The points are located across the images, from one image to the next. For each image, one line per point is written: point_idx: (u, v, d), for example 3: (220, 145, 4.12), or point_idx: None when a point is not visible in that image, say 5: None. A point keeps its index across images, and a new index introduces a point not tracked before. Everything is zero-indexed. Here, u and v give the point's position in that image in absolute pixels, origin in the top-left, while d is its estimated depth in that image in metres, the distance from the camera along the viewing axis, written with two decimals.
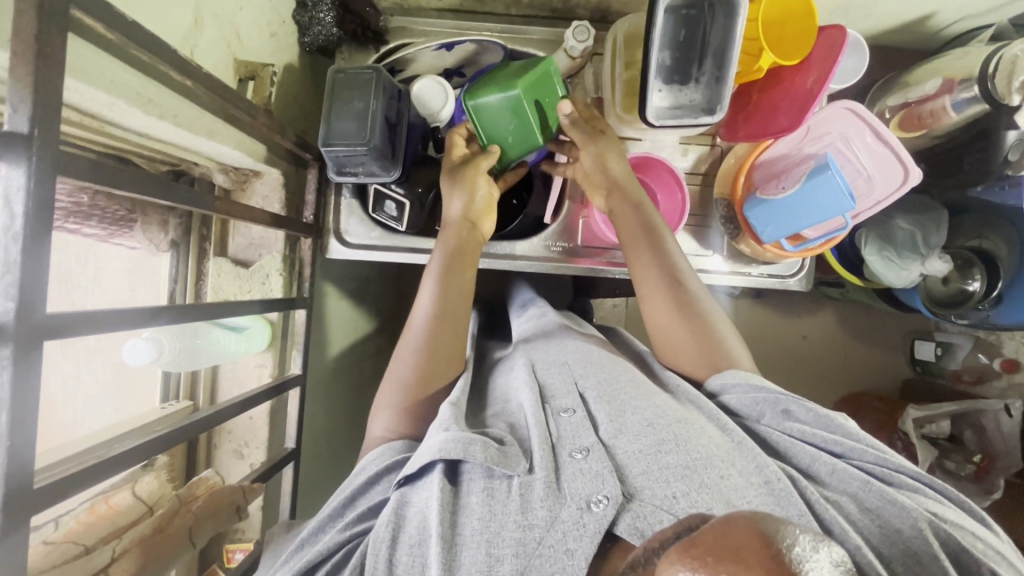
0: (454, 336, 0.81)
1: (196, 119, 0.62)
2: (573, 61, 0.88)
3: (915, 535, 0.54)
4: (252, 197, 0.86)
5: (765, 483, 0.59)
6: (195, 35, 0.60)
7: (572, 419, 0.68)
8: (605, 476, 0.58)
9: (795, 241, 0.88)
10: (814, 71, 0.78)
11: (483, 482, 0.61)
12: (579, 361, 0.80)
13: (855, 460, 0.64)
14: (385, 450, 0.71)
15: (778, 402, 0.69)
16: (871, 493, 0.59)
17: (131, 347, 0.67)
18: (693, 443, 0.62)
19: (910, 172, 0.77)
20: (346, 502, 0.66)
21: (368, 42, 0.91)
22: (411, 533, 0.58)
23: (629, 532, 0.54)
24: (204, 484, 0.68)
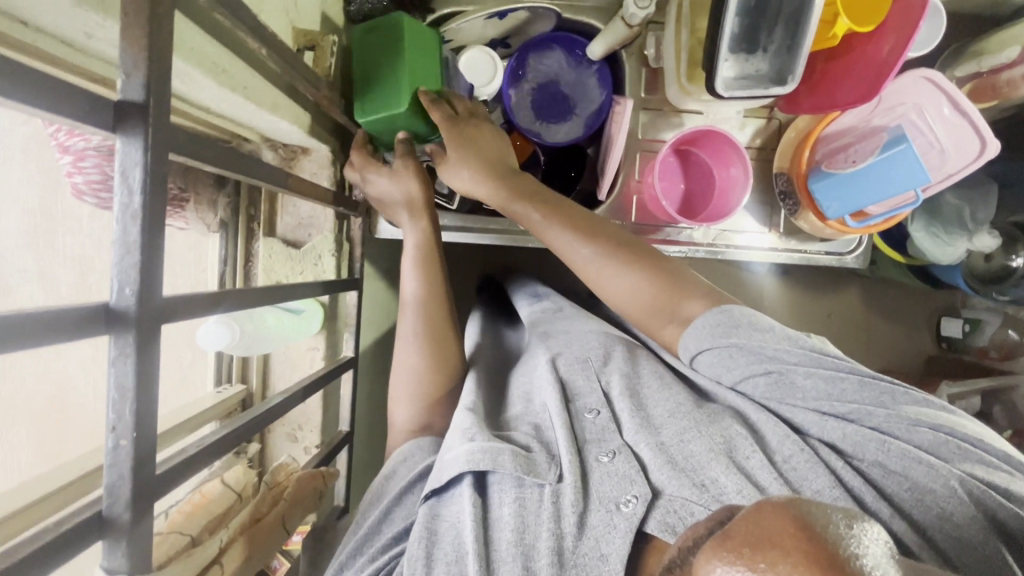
0: (444, 327, 0.79)
1: (263, 92, 0.58)
2: (632, 29, 0.84)
3: (949, 500, 0.52)
4: (300, 174, 0.83)
5: (785, 460, 0.57)
6: (261, 0, 0.57)
7: (598, 420, 0.66)
8: (634, 477, 0.58)
9: (858, 217, 0.86)
10: (890, 39, 0.75)
11: (514, 492, 0.59)
12: (599, 354, 0.76)
13: (867, 418, 0.58)
14: (412, 449, 0.70)
15: (771, 370, 0.61)
16: (892, 455, 0.55)
17: (205, 330, 0.66)
18: (714, 430, 0.60)
19: (988, 144, 0.74)
20: (380, 517, 0.64)
21: (415, 11, 0.87)
22: (446, 550, 0.56)
23: (662, 530, 0.53)
24: (283, 471, 0.67)
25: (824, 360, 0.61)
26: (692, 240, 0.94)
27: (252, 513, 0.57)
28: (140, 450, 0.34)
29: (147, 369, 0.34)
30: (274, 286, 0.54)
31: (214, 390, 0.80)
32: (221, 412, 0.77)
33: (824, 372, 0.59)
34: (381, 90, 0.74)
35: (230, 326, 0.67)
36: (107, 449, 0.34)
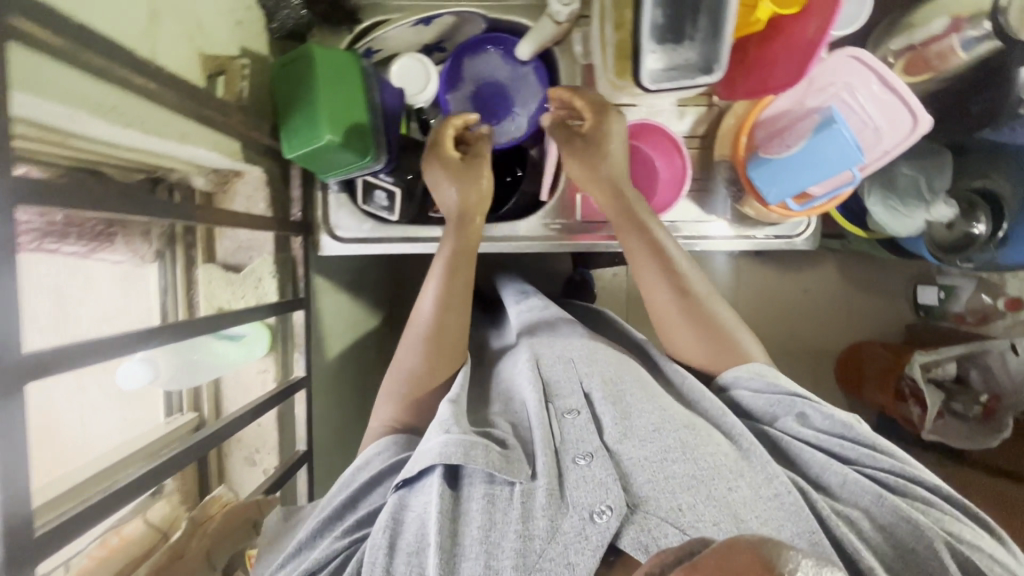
0: (455, 336, 0.77)
1: (167, 124, 0.58)
2: (559, 26, 0.82)
3: (928, 555, 0.55)
4: (235, 198, 0.83)
5: (774, 495, 0.60)
6: (154, 32, 0.56)
7: (577, 422, 0.67)
8: (609, 485, 0.58)
9: (801, 199, 0.85)
10: (816, 18, 0.73)
11: (484, 487, 0.61)
12: (585, 356, 0.75)
13: (867, 466, 0.64)
14: (390, 443, 0.71)
15: (794, 404, 0.70)
16: (883, 507, 0.59)
17: (124, 368, 0.66)
18: (702, 452, 0.62)
19: (919, 119, 0.74)
20: (347, 501, 0.65)
21: (340, 23, 0.86)
22: (409, 540, 0.57)
23: (633, 548, 0.55)
24: (216, 504, 0.72)
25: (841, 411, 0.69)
26: None
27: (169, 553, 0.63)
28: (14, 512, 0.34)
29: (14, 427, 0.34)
30: (185, 321, 0.56)
31: (164, 422, 0.80)
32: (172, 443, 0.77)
33: (841, 418, 0.67)
34: (299, 113, 0.72)
35: (150, 361, 0.68)
36: None
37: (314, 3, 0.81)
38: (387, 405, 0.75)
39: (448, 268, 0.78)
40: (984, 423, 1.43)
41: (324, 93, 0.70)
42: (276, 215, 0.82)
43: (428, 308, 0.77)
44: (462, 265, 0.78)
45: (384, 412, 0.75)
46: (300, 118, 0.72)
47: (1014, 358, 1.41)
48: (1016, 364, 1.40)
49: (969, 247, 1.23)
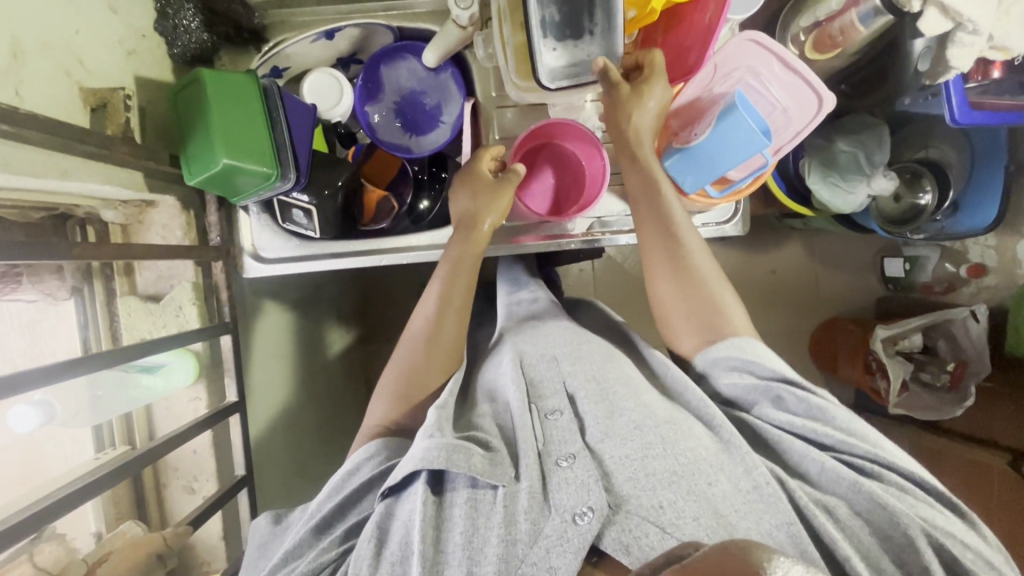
0: (453, 337, 0.81)
1: (41, 162, 0.58)
2: (464, 31, 0.82)
3: (905, 543, 0.56)
4: (151, 228, 0.82)
5: (754, 487, 0.61)
6: (17, 70, 0.55)
7: (559, 423, 0.69)
8: (590, 486, 0.60)
9: (721, 185, 0.84)
10: (711, 4, 0.73)
11: (468, 492, 0.63)
12: (568, 354, 0.78)
13: (843, 452, 0.64)
14: (370, 450, 0.72)
15: (770, 389, 0.69)
16: (860, 495, 0.60)
17: (15, 414, 0.66)
18: (681, 447, 0.63)
19: (823, 97, 0.74)
20: (336, 509, 0.67)
21: (246, 43, 0.85)
22: (394, 549, 0.60)
23: (614, 547, 0.56)
24: (122, 537, 0.74)
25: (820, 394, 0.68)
26: (570, 232, 0.92)
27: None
28: None
29: None
30: (110, 351, 0.62)
31: (93, 457, 0.79)
32: None
33: (817, 400, 0.67)
34: (196, 141, 0.71)
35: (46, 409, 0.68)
36: None
37: (214, 25, 0.81)
38: (380, 406, 0.79)
39: (444, 292, 0.81)
40: (954, 392, 1.42)
41: (216, 120, 0.70)
42: (191, 242, 0.81)
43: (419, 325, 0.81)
44: (462, 274, 0.81)
45: (378, 412, 0.78)
46: (197, 145, 0.72)
47: (976, 325, 1.38)
48: (978, 332, 1.36)
49: (919, 218, 1.24)
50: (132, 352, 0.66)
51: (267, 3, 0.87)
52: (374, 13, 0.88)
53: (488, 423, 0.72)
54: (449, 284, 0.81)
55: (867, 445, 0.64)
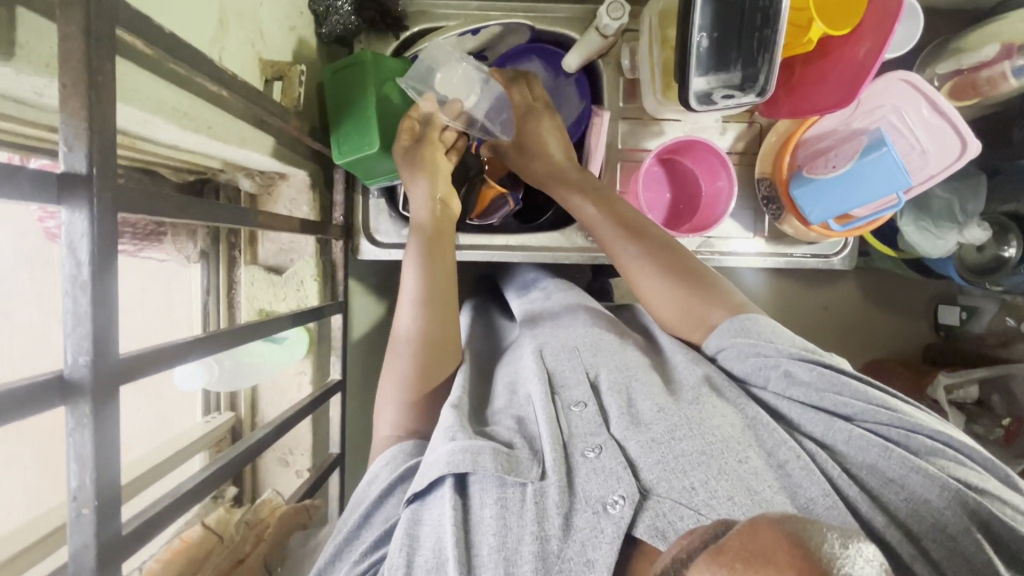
0: (449, 301, 0.72)
1: (229, 129, 0.58)
2: (606, 39, 0.82)
3: (950, 514, 0.50)
4: (279, 201, 0.83)
5: (780, 466, 0.54)
6: (222, 36, 0.57)
7: (584, 415, 0.60)
8: (621, 475, 0.53)
9: (842, 219, 0.84)
10: (867, 41, 0.73)
11: (496, 492, 0.53)
12: (589, 343, 0.70)
13: (868, 422, 0.56)
14: (395, 454, 0.61)
15: (778, 363, 0.59)
16: (891, 462, 0.53)
17: (182, 370, 0.66)
18: (709, 427, 0.56)
19: (967, 144, 0.74)
20: (361, 520, 0.57)
21: (387, 29, 0.85)
22: (427, 557, 0.50)
23: (650, 535, 0.48)
24: (268, 505, 0.73)
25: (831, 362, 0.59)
26: None
27: (235, 556, 0.63)
28: (103, 520, 0.34)
29: (108, 433, 0.34)
30: (250, 324, 0.53)
31: (201, 421, 0.82)
32: (211, 441, 0.79)
33: (827, 369, 0.58)
34: (352, 120, 0.74)
35: (207, 364, 0.67)
36: (70, 518, 0.33)
37: (362, 9, 0.82)
38: (390, 411, 0.66)
39: (427, 294, 0.70)
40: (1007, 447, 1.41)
41: (374, 102, 0.72)
42: (319, 219, 0.82)
43: (408, 324, 0.70)
44: (440, 255, 0.73)
45: (388, 421, 0.66)
46: (353, 124, 0.74)
47: None
48: None
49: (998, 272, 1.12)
50: (275, 327, 0.58)
51: None
52: (513, 13, 0.89)
53: (508, 414, 0.64)
54: (426, 273, 0.71)
55: (886, 408, 0.56)
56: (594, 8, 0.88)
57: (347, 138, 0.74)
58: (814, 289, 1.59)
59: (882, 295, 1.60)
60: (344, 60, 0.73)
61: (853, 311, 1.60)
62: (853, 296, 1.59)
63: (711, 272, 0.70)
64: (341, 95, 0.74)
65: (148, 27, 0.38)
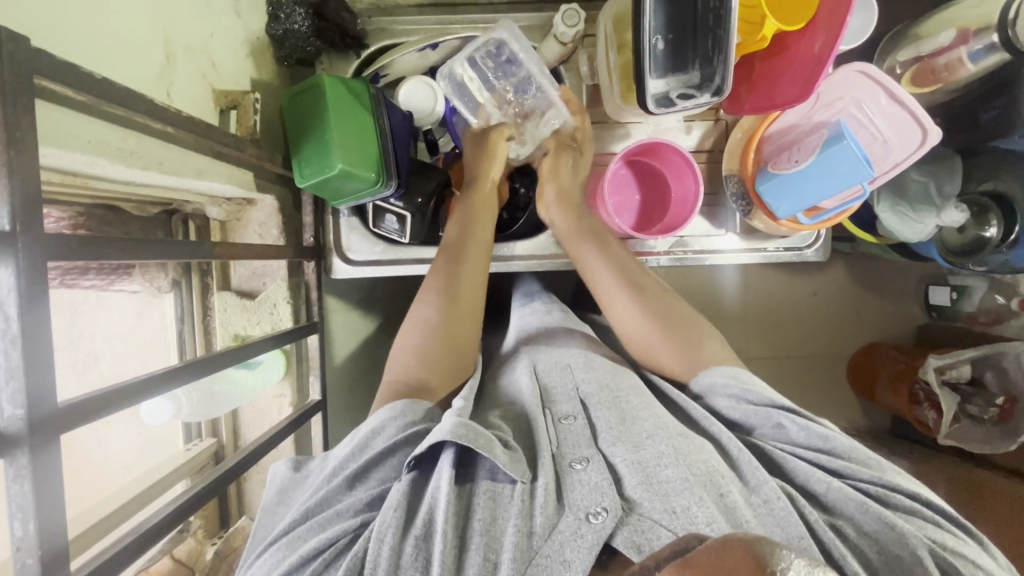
0: (472, 302, 0.74)
1: (182, 162, 0.59)
2: (565, 46, 0.83)
3: (915, 562, 0.49)
4: (248, 226, 0.83)
5: (763, 502, 0.53)
6: (170, 72, 0.57)
7: (574, 427, 0.61)
8: (605, 488, 0.53)
9: (811, 213, 0.84)
10: (821, 34, 0.73)
11: (488, 485, 0.55)
12: (582, 363, 0.71)
13: (851, 479, 0.56)
14: (396, 409, 0.61)
15: (770, 415, 0.62)
16: (868, 516, 0.52)
17: (148, 405, 0.65)
18: (693, 458, 0.55)
19: (927, 131, 0.74)
20: (358, 472, 0.56)
21: (348, 48, 0.86)
22: (419, 525, 0.51)
23: (627, 546, 0.48)
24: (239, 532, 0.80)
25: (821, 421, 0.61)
26: (653, 250, 0.93)
27: None
28: (50, 568, 0.34)
29: (48, 480, 0.34)
30: (208, 355, 0.53)
31: (182, 448, 0.83)
32: (193, 468, 0.80)
33: (820, 428, 0.60)
34: (311, 144, 0.74)
35: (175, 397, 0.67)
36: (15, 566, 0.34)
37: (321, 30, 0.82)
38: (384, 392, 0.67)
39: (449, 279, 0.74)
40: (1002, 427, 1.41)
41: (333, 125, 0.72)
42: (288, 241, 0.82)
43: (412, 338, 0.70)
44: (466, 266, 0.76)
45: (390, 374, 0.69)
46: (314, 148, 0.74)
47: None
48: None
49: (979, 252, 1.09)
50: (243, 354, 0.60)
51: (371, 10, 0.88)
52: (471, 26, 0.89)
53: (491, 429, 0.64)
54: (456, 287, 0.74)
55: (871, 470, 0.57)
56: (552, 15, 0.89)
57: (309, 159, 0.74)
58: (801, 277, 1.58)
59: (869, 280, 1.59)
60: (304, 83, 0.74)
61: (842, 298, 1.59)
62: (841, 282, 1.59)
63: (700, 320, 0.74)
64: (301, 118, 0.75)
65: (75, 76, 0.38)
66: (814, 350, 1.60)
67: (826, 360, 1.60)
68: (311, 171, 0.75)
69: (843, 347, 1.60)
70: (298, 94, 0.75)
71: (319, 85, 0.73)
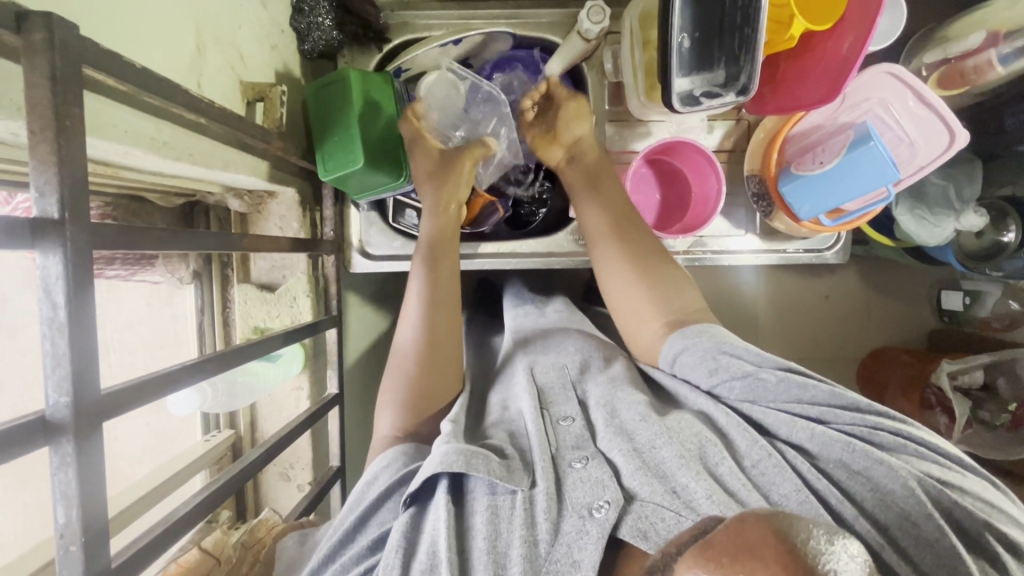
0: (452, 296, 0.74)
1: (212, 153, 0.59)
2: (588, 43, 0.82)
3: (912, 501, 0.49)
4: (269, 219, 0.83)
5: (754, 465, 0.54)
6: (200, 63, 0.57)
7: (571, 430, 0.61)
8: (606, 481, 0.53)
9: (833, 214, 0.84)
10: (850, 35, 0.72)
11: (487, 500, 0.54)
12: (578, 367, 0.71)
13: (833, 422, 0.55)
14: (389, 458, 0.62)
15: (747, 372, 0.57)
16: (857, 455, 0.52)
17: (175, 396, 0.66)
18: (686, 433, 0.56)
19: (955, 134, 0.73)
20: (356, 523, 0.57)
21: (370, 42, 0.85)
22: (421, 559, 0.51)
23: (631, 535, 0.49)
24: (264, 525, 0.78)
25: (795, 365, 0.58)
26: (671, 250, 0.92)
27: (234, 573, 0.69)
28: (91, 555, 0.35)
29: (90, 468, 0.34)
30: (238, 347, 0.53)
31: (201, 440, 0.83)
32: (212, 460, 0.80)
33: (798, 376, 0.56)
34: (335, 137, 0.74)
35: (200, 388, 0.68)
36: (58, 553, 0.34)
37: (344, 24, 0.82)
38: (387, 408, 0.68)
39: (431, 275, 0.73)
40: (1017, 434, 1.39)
41: (357, 121, 0.72)
42: (309, 235, 0.82)
43: (406, 341, 0.71)
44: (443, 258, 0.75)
45: (385, 423, 0.68)
46: (337, 142, 0.74)
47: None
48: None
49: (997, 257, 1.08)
50: (269, 346, 0.61)
51: (393, 4, 0.88)
52: (493, 21, 0.88)
53: (500, 432, 0.64)
54: (435, 283, 0.73)
55: (852, 407, 0.55)
56: (575, 11, 0.88)
57: (333, 155, 0.75)
58: (815, 280, 1.58)
59: (883, 283, 1.58)
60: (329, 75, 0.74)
61: (855, 301, 1.59)
62: (854, 285, 1.58)
63: (676, 272, 0.70)
64: (326, 112, 0.75)
65: (118, 63, 0.38)
66: (826, 353, 1.59)
67: (838, 363, 1.59)
68: (335, 166, 0.75)
69: (855, 350, 1.59)
70: (321, 86, 0.75)
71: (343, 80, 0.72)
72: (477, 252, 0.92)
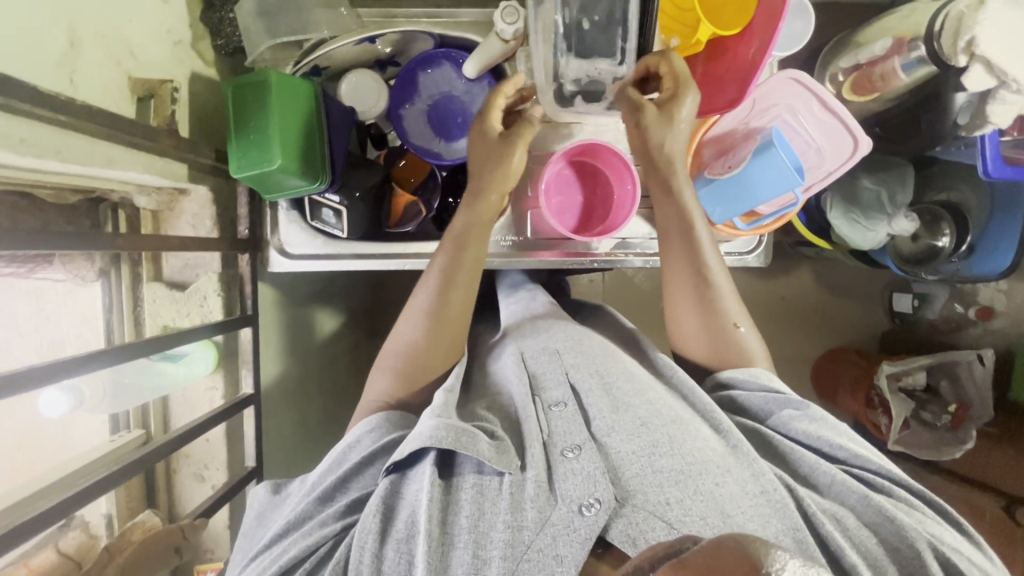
0: (457, 327, 0.74)
1: (87, 150, 0.58)
2: (506, 45, 0.81)
3: (910, 554, 0.52)
4: (181, 216, 0.82)
5: (762, 491, 0.56)
6: (74, 58, 0.56)
7: (564, 415, 0.62)
8: (597, 479, 0.54)
9: (749, 218, 0.84)
10: (757, 38, 0.72)
11: (473, 478, 0.56)
12: (569, 347, 0.71)
13: (856, 466, 0.61)
14: (374, 423, 0.64)
15: (789, 402, 0.66)
16: (869, 507, 0.56)
17: (48, 399, 0.69)
18: (690, 447, 0.58)
19: (859, 140, 0.76)
20: (338, 483, 0.60)
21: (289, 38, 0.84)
22: (400, 527, 0.54)
23: (621, 540, 0.51)
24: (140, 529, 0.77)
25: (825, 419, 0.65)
26: (597, 251, 0.93)
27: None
28: None
29: None
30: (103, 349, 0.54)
31: (108, 440, 0.82)
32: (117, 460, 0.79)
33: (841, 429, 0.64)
34: (251, 136, 0.74)
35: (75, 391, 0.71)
36: None
37: None
38: (381, 381, 0.72)
39: (439, 299, 0.73)
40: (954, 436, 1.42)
41: (274, 120, 0.72)
42: (221, 234, 0.81)
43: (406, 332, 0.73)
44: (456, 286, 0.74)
45: (380, 387, 0.72)
46: (253, 140, 0.74)
47: None
48: None
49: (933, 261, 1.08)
50: (155, 346, 0.61)
51: None
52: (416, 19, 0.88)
53: (492, 414, 0.65)
54: (443, 306, 0.73)
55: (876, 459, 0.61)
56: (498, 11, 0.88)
57: (248, 151, 0.74)
58: (767, 281, 1.58)
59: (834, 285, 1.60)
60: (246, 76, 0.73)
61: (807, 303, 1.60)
62: (808, 287, 1.59)
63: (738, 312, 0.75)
64: (244, 110, 0.74)
65: None
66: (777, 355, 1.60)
67: (789, 364, 1.61)
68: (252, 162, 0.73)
69: (806, 351, 1.61)
70: (230, 86, 0.74)
71: (265, 82, 0.72)
72: (400, 251, 0.90)
